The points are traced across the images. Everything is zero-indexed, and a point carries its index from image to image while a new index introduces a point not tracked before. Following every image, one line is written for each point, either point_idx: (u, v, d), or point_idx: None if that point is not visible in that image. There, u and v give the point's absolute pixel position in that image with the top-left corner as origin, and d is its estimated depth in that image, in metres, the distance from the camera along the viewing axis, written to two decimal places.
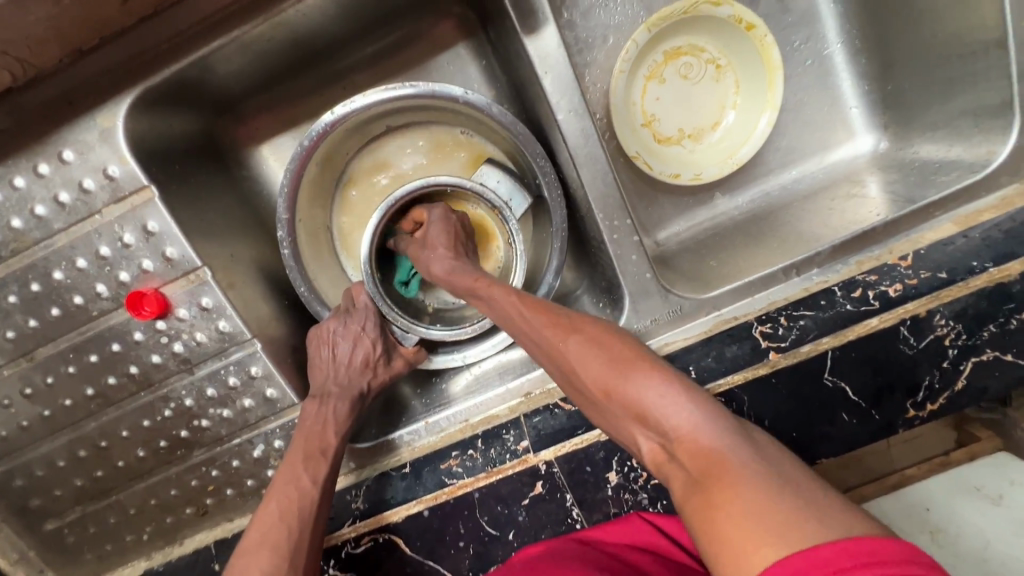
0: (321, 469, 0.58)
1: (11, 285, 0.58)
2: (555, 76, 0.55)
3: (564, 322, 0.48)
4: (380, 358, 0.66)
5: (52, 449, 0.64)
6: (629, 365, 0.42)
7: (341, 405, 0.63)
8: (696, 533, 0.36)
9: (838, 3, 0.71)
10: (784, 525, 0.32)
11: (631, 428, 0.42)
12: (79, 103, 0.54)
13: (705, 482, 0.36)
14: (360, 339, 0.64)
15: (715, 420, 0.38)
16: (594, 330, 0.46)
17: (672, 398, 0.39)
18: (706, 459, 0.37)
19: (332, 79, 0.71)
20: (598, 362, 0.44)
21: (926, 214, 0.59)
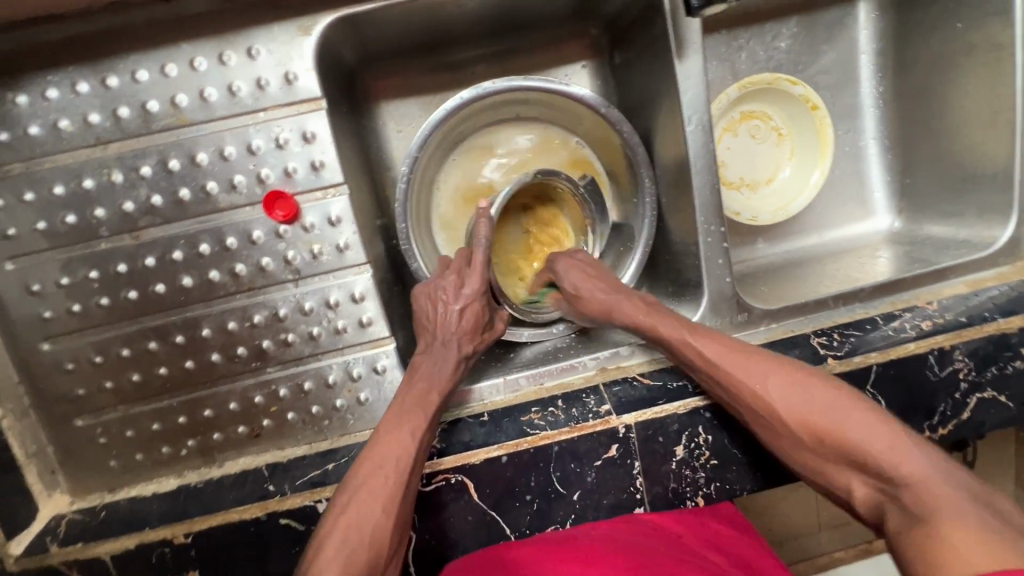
0: (422, 424, 0.59)
1: (149, 157, 0.58)
2: (692, 95, 0.66)
3: (773, 375, 0.59)
4: (485, 322, 0.68)
5: (123, 335, 0.62)
6: (851, 414, 0.55)
7: (446, 362, 0.64)
8: (907, 554, 0.48)
9: (876, 108, 0.89)
10: (1016, 568, 0.42)
11: (850, 474, 0.55)
12: (284, 10, 0.57)
13: (926, 520, 0.48)
14: (471, 300, 0.66)
15: (948, 471, 0.50)
16: (792, 373, 0.59)
17: (905, 450, 0.52)
18: (928, 499, 0.49)
19: (469, 61, 0.79)
20: (802, 403, 0.57)
21: (944, 275, 0.73)
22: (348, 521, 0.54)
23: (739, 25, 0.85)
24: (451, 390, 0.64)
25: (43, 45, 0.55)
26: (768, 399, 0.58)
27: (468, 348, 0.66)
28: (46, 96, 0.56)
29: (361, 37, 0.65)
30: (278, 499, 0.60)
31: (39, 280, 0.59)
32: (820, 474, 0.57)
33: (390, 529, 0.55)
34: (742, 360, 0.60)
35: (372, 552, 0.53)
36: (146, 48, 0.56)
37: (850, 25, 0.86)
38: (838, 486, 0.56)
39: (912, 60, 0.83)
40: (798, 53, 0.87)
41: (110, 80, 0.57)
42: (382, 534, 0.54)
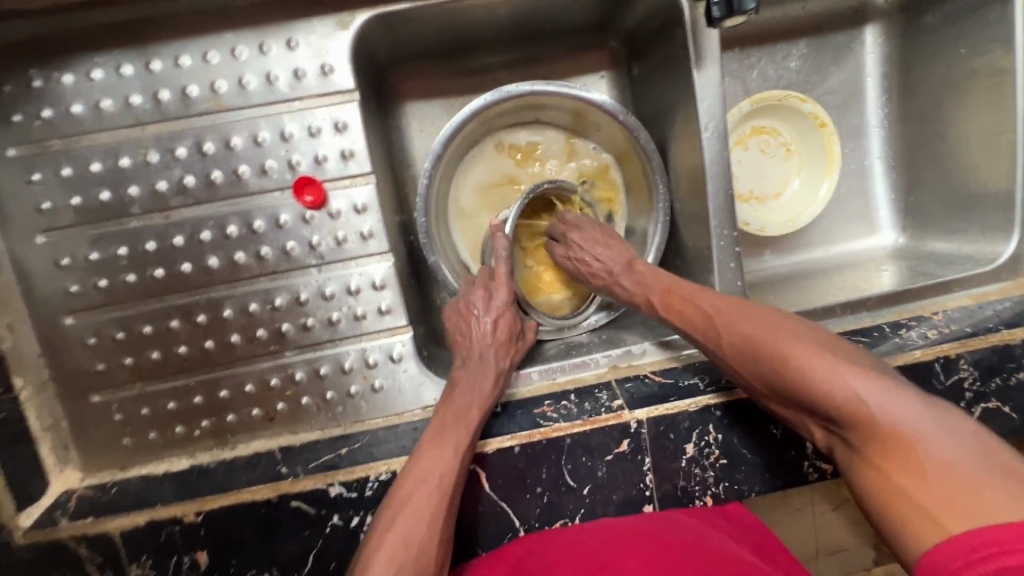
0: (463, 439, 0.58)
1: (186, 139, 0.60)
2: (709, 103, 0.68)
3: (729, 319, 0.58)
4: (517, 333, 0.69)
5: (146, 313, 0.63)
6: (792, 348, 0.52)
7: (484, 374, 0.64)
8: (872, 499, 0.47)
9: (882, 128, 0.92)
10: (964, 502, 0.41)
11: (806, 415, 0.53)
12: (325, 5, 0.60)
13: (877, 459, 0.46)
14: (501, 311, 0.67)
15: (900, 401, 0.46)
16: (745, 314, 0.58)
17: (847, 380, 0.48)
18: (878, 434, 0.46)
19: (491, 66, 0.82)
20: (749, 343, 0.56)
21: (948, 288, 0.75)
22: (392, 544, 0.52)
23: (752, 44, 0.89)
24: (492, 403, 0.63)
25: (91, 28, 0.58)
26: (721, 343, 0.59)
27: (504, 361, 0.66)
28: (90, 76, 0.58)
29: (393, 37, 0.68)
30: (291, 481, 0.60)
31: (68, 254, 0.60)
32: (787, 417, 0.56)
33: (436, 553, 0.53)
34: (704, 315, 0.61)
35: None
36: (191, 36, 0.59)
37: (858, 48, 0.90)
38: (804, 428, 0.54)
39: (916, 84, 0.87)
40: (807, 74, 0.90)
41: (154, 64, 0.59)
42: (427, 557, 0.52)
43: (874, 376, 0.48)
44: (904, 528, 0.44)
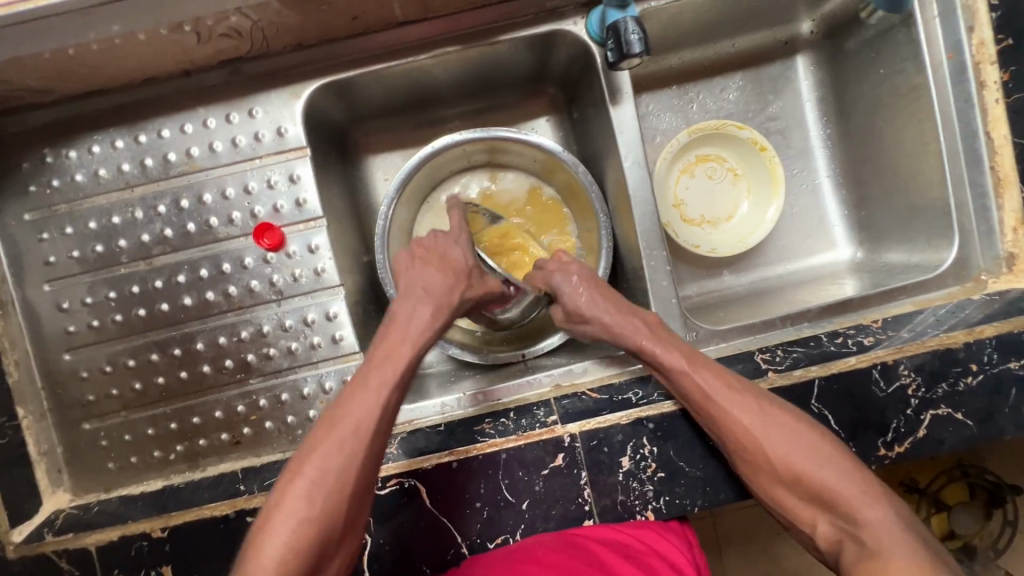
0: (388, 374, 0.63)
1: (165, 197, 0.71)
2: (627, 135, 0.75)
3: (769, 419, 0.63)
4: (472, 272, 0.75)
5: (130, 347, 0.72)
6: (825, 459, 0.61)
7: (422, 310, 0.70)
8: None
9: (826, 148, 0.95)
10: None
11: (816, 511, 0.62)
12: (280, 80, 0.71)
13: (871, 551, 0.56)
14: (451, 245, 0.75)
15: (902, 523, 0.57)
16: (790, 420, 0.63)
17: (871, 500, 0.58)
18: (883, 543, 0.56)
19: (444, 119, 0.90)
20: (787, 446, 0.62)
21: (892, 296, 0.76)
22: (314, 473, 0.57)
23: (688, 81, 0.94)
24: (426, 337, 0.68)
25: (92, 113, 0.70)
26: (758, 440, 0.62)
27: (451, 293, 0.72)
28: (91, 151, 0.71)
29: (346, 101, 0.78)
30: (246, 498, 0.65)
31: (68, 299, 0.71)
32: (786, 510, 0.64)
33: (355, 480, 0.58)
34: (739, 402, 0.64)
35: (325, 513, 0.56)
36: (170, 113, 0.71)
37: (792, 77, 0.95)
38: (804, 520, 0.63)
39: (851, 105, 0.90)
40: (746, 103, 0.95)
41: (141, 138, 0.71)
42: (347, 485, 0.57)
43: (889, 501, 0.59)
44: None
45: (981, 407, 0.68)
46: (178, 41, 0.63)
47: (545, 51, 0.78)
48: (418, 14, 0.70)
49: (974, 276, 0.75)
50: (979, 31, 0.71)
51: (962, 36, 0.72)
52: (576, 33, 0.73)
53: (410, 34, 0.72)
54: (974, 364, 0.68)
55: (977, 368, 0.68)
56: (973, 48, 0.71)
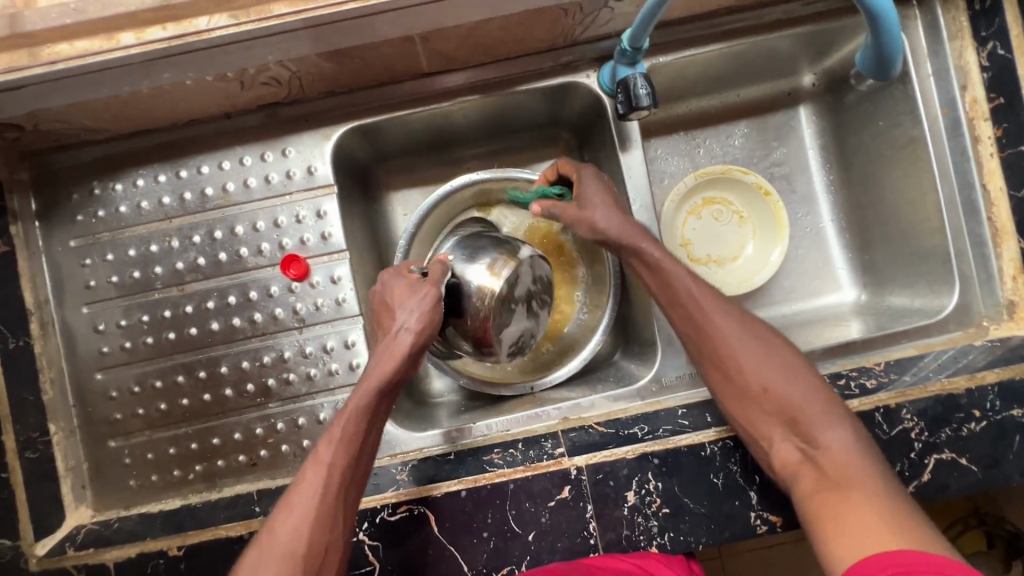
0: (329, 438, 0.61)
1: (200, 228, 0.76)
2: (635, 180, 0.79)
3: (748, 335, 0.69)
4: (412, 290, 0.68)
5: (158, 369, 0.75)
6: (797, 382, 0.65)
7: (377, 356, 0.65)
8: (813, 511, 0.58)
9: (830, 194, 0.98)
10: (892, 530, 0.52)
11: (778, 428, 0.64)
12: (312, 122, 0.77)
13: (827, 477, 0.59)
14: (392, 282, 0.70)
15: (861, 453, 0.60)
16: (770, 341, 0.68)
17: (833, 423, 0.62)
18: (841, 470, 0.59)
19: (462, 158, 0.95)
20: (763, 363, 0.67)
21: (895, 339, 0.78)
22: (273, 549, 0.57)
23: (696, 127, 0.99)
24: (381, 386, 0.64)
25: (138, 149, 0.76)
26: (739, 357, 0.67)
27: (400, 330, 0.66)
28: (135, 184, 0.76)
29: (372, 142, 0.83)
30: (261, 520, 0.67)
31: (103, 321, 0.75)
32: (747, 424, 0.66)
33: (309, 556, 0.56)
34: (729, 321, 0.69)
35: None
36: (210, 150, 0.76)
37: (796, 126, 0.99)
38: (761, 435, 0.65)
39: (852, 153, 0.93)
40: (751, 149, 0.99)
41: (182, 173, 0.76)
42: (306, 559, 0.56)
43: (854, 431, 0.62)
44: (844, 545, 0.53)
45: (984, 452, 0.68)
46: (223, 87, 0.69)
47: (559, 100, 0.83)
48: (443, 66, 0.76)
49: (976, 322, 0.77)
50: (972, 89, 0.75)
51: (956, 94, 0.76)
52: (588, 84, 0.78)
53: (434, 83, 0.78)
54: (976, 410, 0.69)
55: (980, 414, 0.69)
56: (967, 104, 0.76)
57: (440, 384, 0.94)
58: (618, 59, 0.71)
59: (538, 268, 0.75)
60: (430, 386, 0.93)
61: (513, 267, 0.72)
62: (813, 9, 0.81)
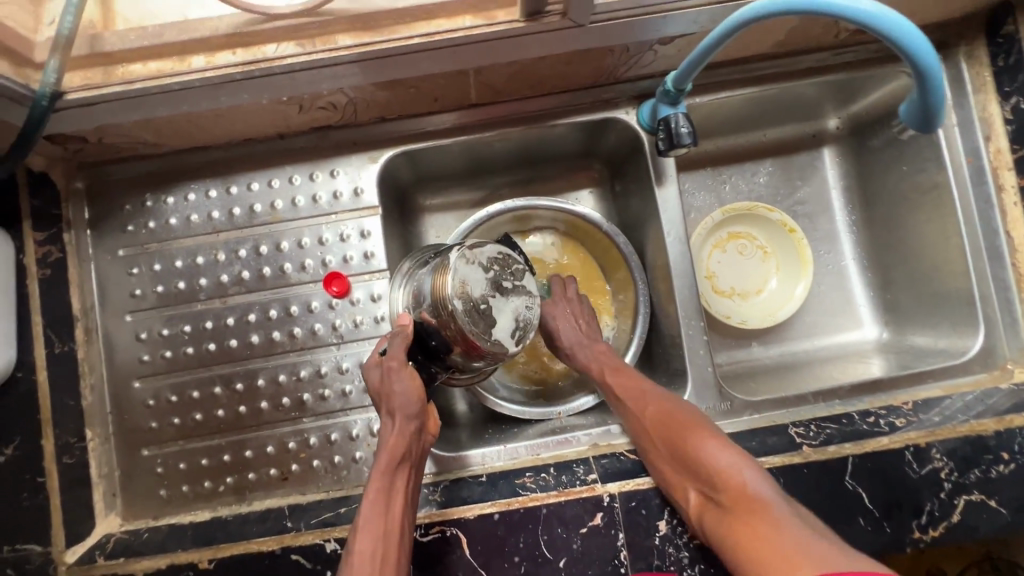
0: (357, 528, 0.60)
1: (247, 243, 0.78)
2: (669, 214, 0.82)
3: (653, 392, 0.75)
4: (399, 375, 0.65)
5: (196, 379, 0.76)
6: (694, 429, 0.67)
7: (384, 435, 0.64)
8: (734, 554, 0.57)
9: (852, 233, 1.00)
10: (796, 557, 0.52)
11: (687, 479, 0.65)
12: (360, 146, 0.80)
13: (738, 512, 0.59)
14: (375, 371, 0.67)
15: (760, 482, 0.61)
16: (666, 398, 0.73)
17: (730, 460, 0.63)
18: (747, 502, 0.59)
19: (496, 185, 0.97)
20: (666, 417, 0.70)
21: (921, 379, 0.79)
22: None
23: (723, 164, 1.02)
24: (396, 468, 0.63)
25: (191, 164, 0.78)
26: (646, 418, 0.73)
27: (402, 414, 0.64)
28: (186, 198, 0.78)
29: (414, 166, 0.86)
30: (294, 535, 0.67)
31: (146, 330, 0.76)
32: (666, 479, 0.67)
33: None
34: (638, 392, 0.76)
35: None
36: (261, 169, 0.79)
37: (820, 166, 1.01)
38: (678, 490, 0.66)
39: (874, 195, 0.96)
40: (775, 187, 1.02)
41: (232, 189, 0.78)
42: None
43: (751, 464, 0.63)
44: (763, 573, 0.53)
45: (1013, 495, 0.69)
46: (282, 110, 0.72)
47: (596, 134, 0.87)
48: (490, 97, 0.79)
49: (1001, 365, 0.79)
50: (996, 140, 0.79)
51: (979, 143, 0.80)
52: (628, 121, 0.81)
53: (479, 113, 0.81)
54: (1005, 452, 0.70)
55: (1009, 457, 0.70)
56: (991, 154, 0.79)
57: (463, 406, 0.92)
58: (660, 98, 0.73)
59: (476, 257, 0.65)
60: (453, 408, 0.91)
61: (448, 280, 0.64)
62: (844, 59, 0.85)
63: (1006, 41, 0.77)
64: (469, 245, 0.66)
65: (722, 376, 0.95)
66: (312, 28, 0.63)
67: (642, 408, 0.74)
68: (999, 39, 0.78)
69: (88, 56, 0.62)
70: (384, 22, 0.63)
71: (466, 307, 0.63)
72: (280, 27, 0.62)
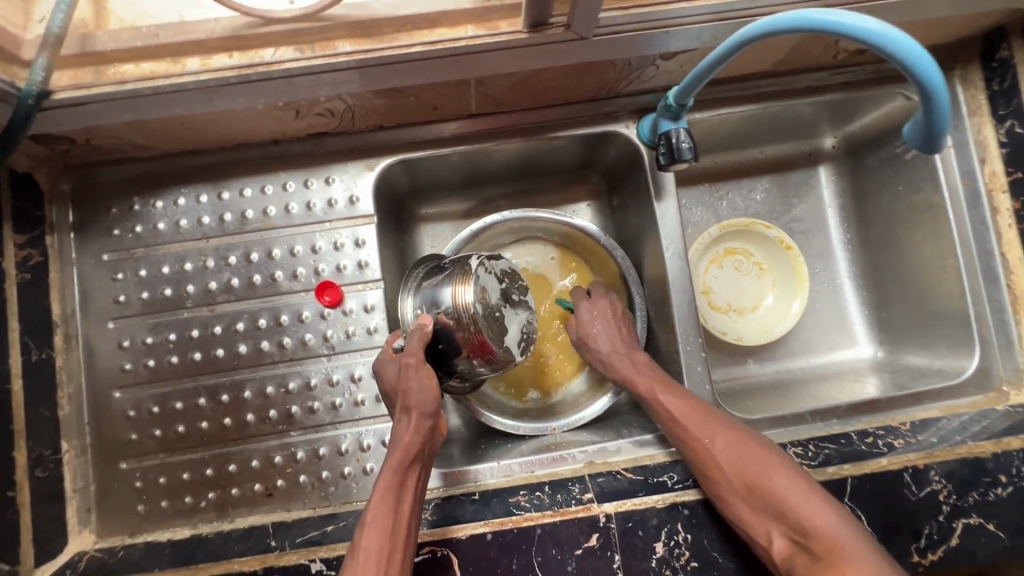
0: (364, 523, 0.58)
1: (237, 250, 0.76)
2: (668, 229, 0.82)
3: (720, 424, 0.70)
4: (413, 369, 0.64)
5: (179, 390, 0.74)
6: (774, 471, 0.64)
7: (400, 429, 0.63)
8: None
9: (847, 252, 1.01)
10: None
11: (770, 522, 0.63)
12: (356, 154, 0.78)
13: (826, 561, 0.57)
14: (390, 366, 0.66)
15: (848, 527, 0.59)
16: (736, 432, 0.69)
17: (815, 505, 0.61)
18: (836, 550, 0.57)
19: (493, 197, 0.96)
20: (738, 454, 0.66)
21: (918, 399, 0.79)
22: None
23: (720, 180, 1.01)
24: (410, 464, 0.61)
25: (181, 168, 0.76)
26: (715, 454, 0.67)
27: (417, 409, 0.63)
28: (175, 203, 0.76)
29: (411, 175, 0.85)
30: (277, 555, 0.64)
31: (128, 338, 0.74)
32: (738, 518, 0.64)
33: None
34: (698, 419, 0.71)
35: None
36: (253, 174, 0.77)
37: (815, 185, 1.02)
38: (753, 529, 0.64)
39: (870, 215, 0.97)
40: (772, 204, 1.02)
41: (224, 195, 0.77)
42: None
43: (835, 507, 0.61)
44: None
45: (1011, 519, 0.68)
46: (278, 116, 0.71)
47: (595, 147, 0.86)
48: (490, 108, 0.78)
49: (996, 387, 0.79)
50: (991, 162, 0.79)
51: (975, 166, 0.80)
52: (627, 134, 0.81)
53: (478, 124, 0.80)
54: (1003, 475, 0.69)
55: (1006, 480, 0.69)
56: (985, 177, 0.80)
57: (455, 420, 0.90)
58: (661, 113, 0.73)
59: (493, 267, 0.68)
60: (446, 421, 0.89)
61: (469, 285, 0.66)
62: (842, 79, 0.85)
63: (1001, 65, 0.78)
64: (487, 255, 0.69)
65: (718, 393, 0.94)
66: (311, 33, 0.62)
67: (705, 440, 0.69)
68: (994, 63, 0.79)
69: (79, 55, 0.60)
70: (385, 30, 0.62)
71: (484, 313, 0.66)
72: (278, 32, 0.61)
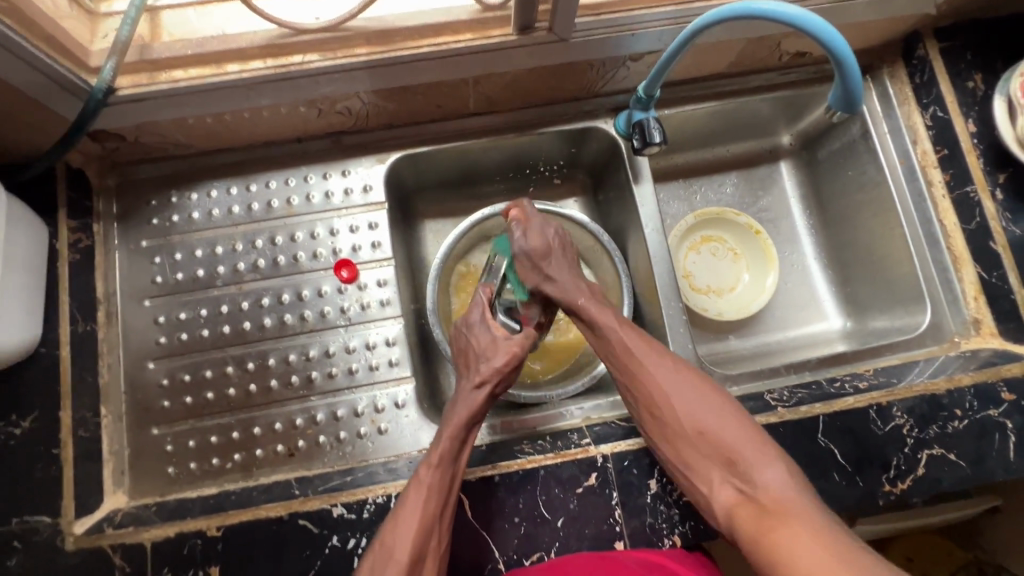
0: (431, 465, 0.67)
1: (264, 234, 0.85)
2: (647, 207, 0.92)
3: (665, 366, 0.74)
4: (514, 359, 0.77)
5: (209, 360, 0.80)
6: (714, 415, 0.69)
7: (472, 402, 0.74)
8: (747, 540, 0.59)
9: (812, 236, 1.10)
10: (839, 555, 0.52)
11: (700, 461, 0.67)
12: (369, 150, 0.89)
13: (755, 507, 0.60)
14: (495, 342, 0.78)
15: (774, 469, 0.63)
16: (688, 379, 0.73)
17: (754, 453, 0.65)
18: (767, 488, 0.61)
19: (488, 195, 1.04)
20: (680, 396, 0.71)
21: (879, 352, 0.88)
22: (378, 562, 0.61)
23: (693, 176, 1.13)
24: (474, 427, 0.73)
25: (213, 165, 0.86)
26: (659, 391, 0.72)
27: (496, 386, 0.76)
28: (209, 195, 0.85)
29: (416, 172, 0.95)
30: (301, 501, 0.69)
31: (164, 314, 0.81)
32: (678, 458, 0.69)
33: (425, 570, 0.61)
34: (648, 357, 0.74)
35: None
36: (279, 168, 0.87)
37: (779, 177, 1.13)
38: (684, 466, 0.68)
39: (827, 200, 1.07)
40: (741, 196, 1.12)
41: (252, 187, 0.86)
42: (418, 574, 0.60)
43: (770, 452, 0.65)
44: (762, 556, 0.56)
45: (970, 448, 0.75)
46: (303, 114, 0.81)
47: (579, 144, 0.97)
48: (486, 107, 0.90)
49: (949, 338, 0.88)
50: (922, 143, 0.91)
51: (909, 147, 0.93)
52: (605, 128, 0.93)
53: (476, 123, 0.92)
54: (958, 409, 0.77)
55: (962, 413, 0.77)
56: (918, 155, 0.92)
57: None
58: (633, 106, 0.85)
59: None
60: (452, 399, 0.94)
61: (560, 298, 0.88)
62: (790, 78, 0.99)
63: (920, 62, 0.91)
64: None
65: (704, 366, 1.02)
66: (335, 41, 0.73)
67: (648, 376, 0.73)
68: (914, 61, 0.92)
69: (137, 62, 0.70)
70: (397, 37, 0.74)
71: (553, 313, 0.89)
72: (307, 40, 0.73)
